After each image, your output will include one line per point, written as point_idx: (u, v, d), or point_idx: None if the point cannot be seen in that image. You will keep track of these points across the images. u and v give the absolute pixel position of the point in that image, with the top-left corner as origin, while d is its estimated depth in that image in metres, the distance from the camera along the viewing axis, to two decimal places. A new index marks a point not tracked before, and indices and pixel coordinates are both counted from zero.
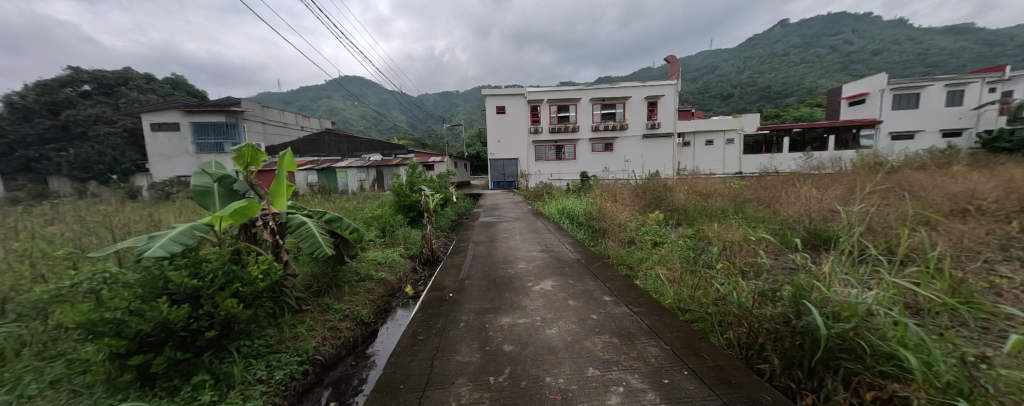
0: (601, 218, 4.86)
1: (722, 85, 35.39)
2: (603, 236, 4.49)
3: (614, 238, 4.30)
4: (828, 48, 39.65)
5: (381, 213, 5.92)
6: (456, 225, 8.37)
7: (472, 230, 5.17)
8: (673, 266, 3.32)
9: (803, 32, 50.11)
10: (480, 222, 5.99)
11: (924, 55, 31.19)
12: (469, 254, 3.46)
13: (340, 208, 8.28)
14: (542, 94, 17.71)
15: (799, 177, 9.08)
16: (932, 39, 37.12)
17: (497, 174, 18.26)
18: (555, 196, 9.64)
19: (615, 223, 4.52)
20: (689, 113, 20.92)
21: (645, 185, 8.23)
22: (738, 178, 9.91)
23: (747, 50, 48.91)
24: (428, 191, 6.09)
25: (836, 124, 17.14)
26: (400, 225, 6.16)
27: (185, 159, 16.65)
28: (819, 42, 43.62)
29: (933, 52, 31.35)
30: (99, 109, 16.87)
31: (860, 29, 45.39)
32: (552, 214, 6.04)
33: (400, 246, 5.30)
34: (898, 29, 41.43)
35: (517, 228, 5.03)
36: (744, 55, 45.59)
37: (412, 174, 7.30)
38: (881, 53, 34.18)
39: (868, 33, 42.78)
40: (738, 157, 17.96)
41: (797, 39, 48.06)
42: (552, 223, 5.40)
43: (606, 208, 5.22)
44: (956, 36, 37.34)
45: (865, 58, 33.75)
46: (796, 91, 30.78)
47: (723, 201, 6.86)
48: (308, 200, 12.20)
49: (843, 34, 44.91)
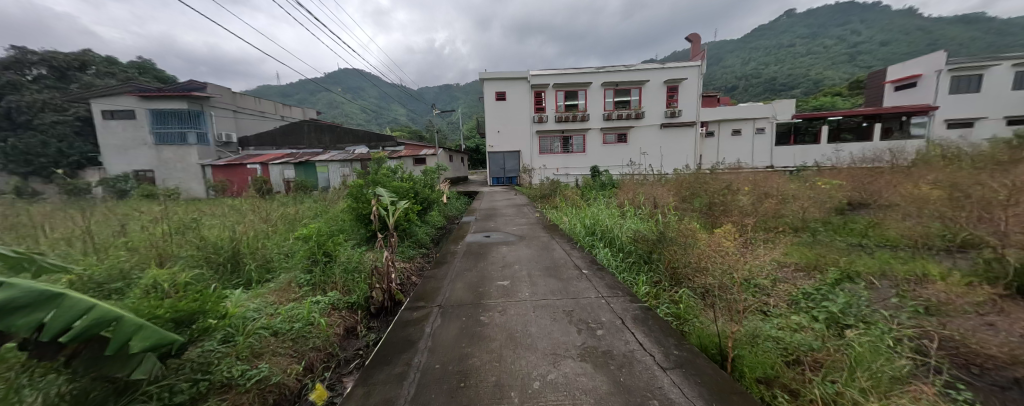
0: (666, 248, 2.90)
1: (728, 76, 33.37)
2: (678, 290, 2.52)
3: (703, 300, 2.35)
4: (835, 39, 37.73)
5: (318, 229, 3.95)
6: (440, 239, 6.45)
7: (450, 261, 3.22)
8: (925, 405, 1.34)
9: (806, 22, 47.82)
10: (466, 242, 4.04)
11: (945, 42, 29.26)
12: (416, 365, 1.47)
13: (289, 216, 6.31)
14: (547, 78, 15.61)
15: (868, 174, 7.16)
16: (947, 26, 35.02)
17: (496, 169, 16.19)
18: (567, 198, 7.67)
19: (698, 261, 2.61)
20: (713, 99, 18.70)
21: (684, 184, 6.25)
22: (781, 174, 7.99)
23: (750, 41, 46.66)
24: (387, 197, 4.14)
25: (882, 110, 14.95)
26: (348, 245, 4.23)
27: (144, 151, 14.75)
28: (825, 32, 41.64)
29: (948, 41, 29.60)
30: (45, 94, 14.81)
31: (869, 17, 43.40)
32: (574, 230, 4.03)
33: (334, 286, 3.33)
34: (910, 18, 39.46)
35: (522, 261, 3.06)
36: (747, 46, 43.48)
37: (378, 173, 5.38)
38: (891, 43, 32.43)
39: (877, 22, 40.78)
40: (770, 149, 15.90)
41: (801, 28, 45.82)
42: (577, 248, 3.43)
43: (670, 228, 3.23)
44: (973, 23, 35.37)
45: (874, 49, 32.06)
46: (806, 82, 28.44)
47: (806, 209, 4.95)
48: (271, 200, 10.27)
49: (851, 23, 42.92)
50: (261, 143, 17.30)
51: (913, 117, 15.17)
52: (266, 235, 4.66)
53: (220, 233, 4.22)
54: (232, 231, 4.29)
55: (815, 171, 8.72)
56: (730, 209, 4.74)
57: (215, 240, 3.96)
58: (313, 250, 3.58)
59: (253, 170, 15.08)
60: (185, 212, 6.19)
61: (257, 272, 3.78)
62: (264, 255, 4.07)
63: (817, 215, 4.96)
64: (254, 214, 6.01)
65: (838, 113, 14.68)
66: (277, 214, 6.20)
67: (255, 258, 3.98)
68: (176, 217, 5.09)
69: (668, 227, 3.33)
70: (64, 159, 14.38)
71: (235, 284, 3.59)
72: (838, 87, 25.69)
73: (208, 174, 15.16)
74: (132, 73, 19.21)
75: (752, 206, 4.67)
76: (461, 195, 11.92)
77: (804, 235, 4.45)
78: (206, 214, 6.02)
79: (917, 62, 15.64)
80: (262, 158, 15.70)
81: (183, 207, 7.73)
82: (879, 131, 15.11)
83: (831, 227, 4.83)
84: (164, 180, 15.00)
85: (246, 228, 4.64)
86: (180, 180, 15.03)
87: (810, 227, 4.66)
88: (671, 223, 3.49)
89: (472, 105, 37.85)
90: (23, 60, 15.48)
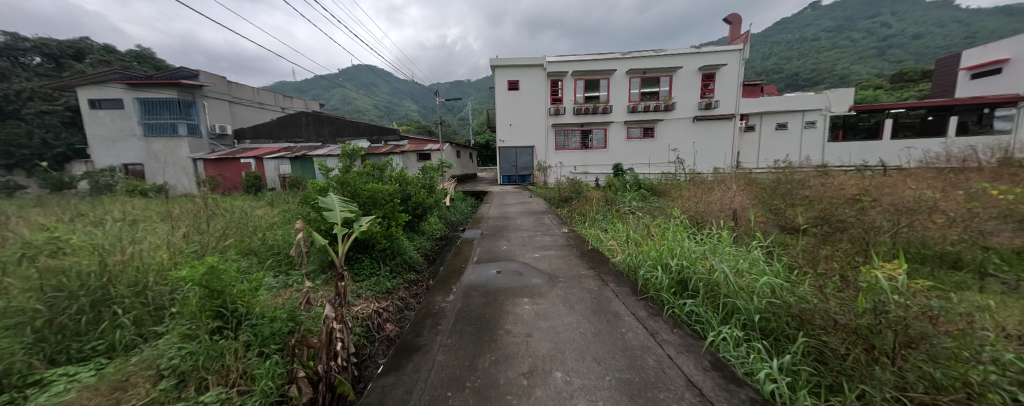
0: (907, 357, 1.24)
1: (750, 70, 30.84)
2: None
3: None
4: (865, 29, 34.48)
5: (217, 265, 2.37)
6: (436, 257, 5.01)
7: (428, 341, 1.72)
8: None
9: (832, 12, 44.18)
10: (462, 286, 2.54)
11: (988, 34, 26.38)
12: None
13: (248, 225, 4.91)
14: (566, 65, 13.90)
15: (991, 172, 5.30)
16: (991, 15, 31.76)
17: (508, 166, 14.66)
18: (593, 204, 6.17)
19: None
20: (754, 90, 16.56)
21: (764, 196, 4.69)
22: (858, 173, 6.14)
23: (770, 34, 43.47)
24: (335, 211, 2.63)
25: (960, 100, 12.63)
26: (280, 293, 2.76)
27: (133, 144, 13.68)
28: (854, 21, 38.24)
29: (998, 30, 26.66)
30: (34, 82, 13.78)
31: (899, 8, 39.86)
32: (639, 272, 2.45)
33: (216, 380, 1.82)
34: (944, 9, 36.02)
35: (565, 352, 1.55)
36: (767, 40, 40.52)
37: (345, 176, 3.98)
38: (924, 36, 29.56)
39: (911, 12, 37.42)
40: (820, 145, 13.90)
41: (826, 18, 42.28)
42: (662, 318, 1.87)
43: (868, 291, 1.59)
44: (1019, 12, 31.91)
45: (905, 42, 29.42)
46: (835, 75, 25.65)
47: (989, 226, 3.15)
48: (251, 200, 8.98)
49: (881, 14, 39.37)
50: (257, 135, 16.21)
51: (998, 109, 12.73)
52: (184, 258, 3.21)
53: (96, 259, 2.76)
54: (119, 256, 2.83)
55: (895, 170, 6.87)
56: (865, 232, 2.92)
57: (76, 273, 2.50)
58: (201, 304, 2.11)
59: (245, 164, 13.81)
60: (116, 220, 4.77)
61: (127, 329, 2.31)
62: (157, 298, 2.59)
63: (994, 239, 3.04)
64: (197, 222, 4.60)
65: (906, 104, 12.48)
66: (230, 223, 4.80)
67: (141, 305, 2.51)
68: (82, 230, 3.71)
69: (859, 286, 1.67)
70: (49, 152, 13.39)
71: (86, 355, 2.10)
72: (879, 80, 23.14)
73: (200, 169, 14.02)
74: (131, 61, 17.99)
75: (900, 230, 2.88)
76: (468, 195, 10.53)
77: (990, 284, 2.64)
78: (140, 224, 4.61)
79: (1005, 45, 13.20)
80: (256, 152, 14.52)
81: (136, 208, 6.36)
82: (955, 125, 12.83)
83: (1017, 258, 2.97)
84: (153, 175, 13.93)
85: (155, 250, 3.22)
86: (170, 175, 13.96)
87: (995, 274, 2.81)
88: (846, 276, 1.83)
89: (480, 101, 36.25)
90: (14, 47, 14.26)
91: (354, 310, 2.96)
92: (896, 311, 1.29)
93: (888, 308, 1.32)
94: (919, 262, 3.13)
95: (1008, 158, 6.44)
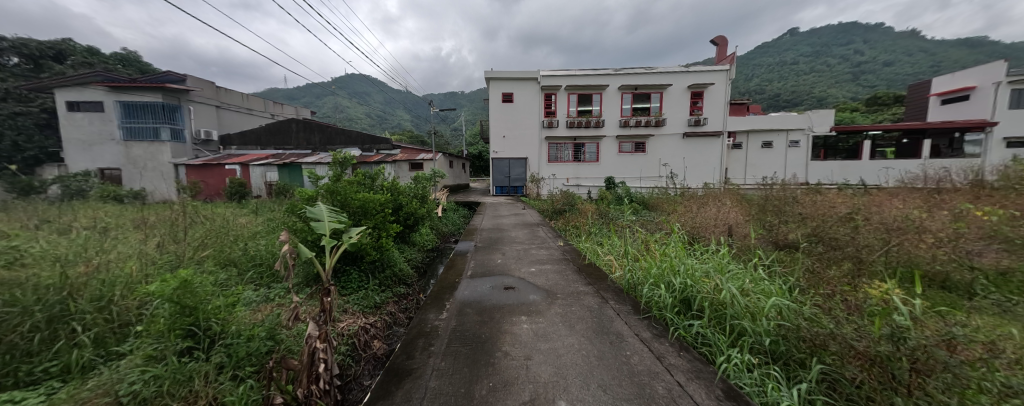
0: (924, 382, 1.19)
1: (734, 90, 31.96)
2: None
3: None
4: (840, 55, 36.40)
5: (186, 280, 2.15)
6: (427, 269, 4.88)
7: (421, 365, 1.59)
8: None
9: (808, 38, 46.50)
10: (456, 302, 2.43)
11: (951, 63, 28.11)
12: None
13: (228, 235, 4.62)
14: (560, 80, 14.12)
15: (967, 192, 5.44)
16: (954, 46, 33.91)
17: (501, 177, 14.65)
18: (587, 217, 6.13)
19: None
20: (740, 109, 17.08)
21: (756, 213, 4.74)
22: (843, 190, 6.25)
23: (752, 56, 45.30)
24: (322, 221, 2.49)
25: (934, 124, 13.22)
26: (254, 314, 2.52)
27: (111, 147, 13.07)
28: (829, 47, 40.32)
29: (959, 60, 28.50)
30: (9, 81, 13.13)
31: (871, 36, 42.22)
32: (640, 292, 2.39)
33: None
34: (912, 39, 38.26)
35: (569, 377, 1.46)
36: (750, 62, 42.24)
37: (332, 184, 3.86)
38: (894, 63, 31.28)
39: (881, 41, 39.66)
40: (805, 163, 14.35)
41: (803, 43, 44.40)
42: (667, 340, 1.80)
43: (879, 316, 1.56)
44: (978, 44, 34.24)
45: (875, 69, 31.15)
46: (814, 97, 26.81)
47: (978, 244, 3.18)
48: (233, 208, 8.61)
49: (854, 41, 41.56)
50: (245, 142, 15.87)
51: (968, 134, 13.37)
52: (156, 270, 3.01)
53: (57, 271, 2.55)
54: (82, 268, 2.61)
55: (880, 189, 7.01)
56: (859, 251, 2.91)
57: (26, 288, 2.25)
58: (170, 322, 1.94)
59: (231, 171, 13.40)
60: (83, 229, 4.44)
61: (86, 349, 2.06)
62: (123, 313, 2.38)
63: (983, 259, 3.07)
64: (174, 232, 4.31)
65: (883, 126, 13.06)
66: (208, 231, 4.54)
67: (104, 322, 2.29)
68: (44, 239, 3.40)
69: (869, 312, 1.64)
70: (19, 154, 12.68)
71: (37, 378, 1.83)
72: (855, 103, 24.27)
73: (181, 174, 13.52)
74: (114, 64, 17.48)
75: (890, 249, 2.91)
76: (461, 206, 10.40)
77: (980, 304, 2.63)
78: (112, 232, 4.30)
79: (971, 73, 14.03)
80: (242, 158, 14.09)
81: (108, 215, 5.97)
82: (929, 147, 13.42)
83: (1004, 280, 2.95)
84: (129, 181, 13.27)
85: (122, 262, 2.96)
86: (150, 181, 13.38)
87: (984, 294, 2.83)
88: (850, 299, 1.83)
89: (473, 113, 36.44)
90: None
91: (340, 326, 2.80)
92: (915, 339, 1.26)
93: (905, 335, 1.29)
94: (910, 282, 3.12)
95: (983, 179, 6.70)
